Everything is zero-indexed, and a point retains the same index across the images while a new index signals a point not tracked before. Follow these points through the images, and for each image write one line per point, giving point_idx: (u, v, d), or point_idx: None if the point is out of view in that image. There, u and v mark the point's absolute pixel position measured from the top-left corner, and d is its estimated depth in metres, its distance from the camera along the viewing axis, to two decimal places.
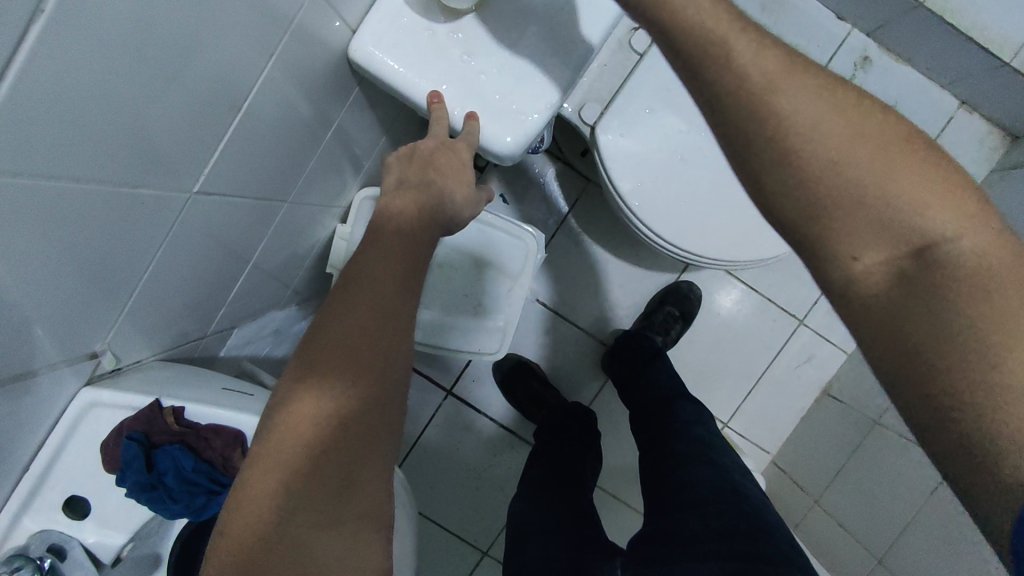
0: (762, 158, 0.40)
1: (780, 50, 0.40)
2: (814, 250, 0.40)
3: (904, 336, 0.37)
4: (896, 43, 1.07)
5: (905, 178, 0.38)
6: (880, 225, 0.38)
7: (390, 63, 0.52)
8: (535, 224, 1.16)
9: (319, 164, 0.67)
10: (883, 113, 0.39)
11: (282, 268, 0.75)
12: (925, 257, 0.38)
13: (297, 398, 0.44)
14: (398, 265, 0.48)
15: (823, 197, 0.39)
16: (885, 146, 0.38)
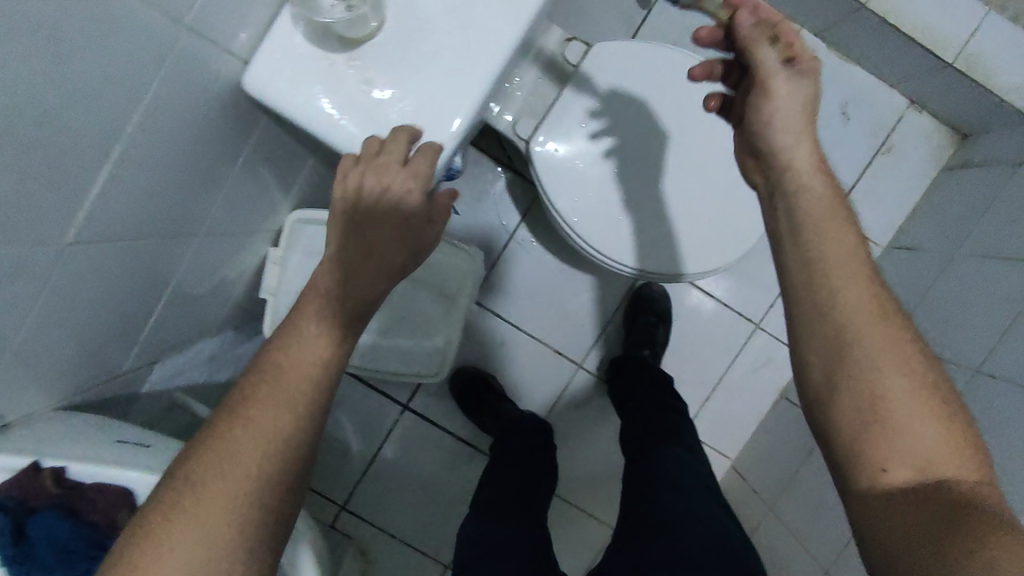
0: (815, 341, 0.49)
1: (876, 291, 0.49)
2: (847, 454, 0.46)
3: (902, 523, 0.41)
4: (843, 44, 1.05)
5: (924, 412, 0.45)
6: (906, 444, 0.44)
7: (285, 94, 0.50)
8: (489, 235, 1.13)
9: (232, 193, 0.64)
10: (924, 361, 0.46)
11: (200, 298, 0.72)
12: (941, 482, 0.42)
13: (197, 465, 0.44)
14: (309, 333, 0.49)
15: (855, 398, 0.46)
16: (906, 372, 0.46)
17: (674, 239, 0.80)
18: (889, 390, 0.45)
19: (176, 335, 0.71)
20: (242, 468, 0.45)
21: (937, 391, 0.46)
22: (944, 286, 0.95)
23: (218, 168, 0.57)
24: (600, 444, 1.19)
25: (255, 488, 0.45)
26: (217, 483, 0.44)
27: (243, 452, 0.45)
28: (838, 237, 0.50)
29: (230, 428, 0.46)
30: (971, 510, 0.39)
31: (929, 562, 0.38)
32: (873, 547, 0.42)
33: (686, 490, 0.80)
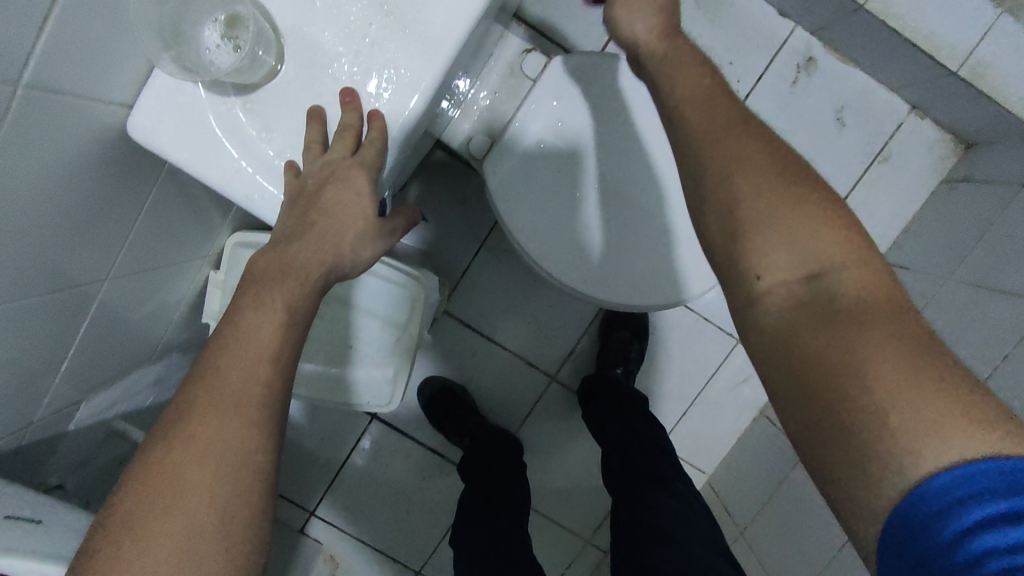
0: (678, 164, 0.45)
1: (722, 95, 0.45)
2: (729, 261, 0.42)
3: (794, 350, 0.38)
4: (840, 43, 0.97)
5: (784, 204, 0.40)
6: (781, 246, 0.39)
7: (174, 144, 0.48)
8: (458, 243, 1.07)
9: (148, 226, 0.60)
10: (788, 164, 0.42)
11: (130, 328, 0.69)
12: (814, 287, 0.38)
13: (128, 528, 0.41)
14: (240, 358, 0.46)
15: (720, 213, 0.42)
16: (773, 177, 0.41)
17: (645, 268, 0.76)
18: (749, 208, 0.40)
19: (104, 369, 0.68)
20: (185, 517, 0.42)
21: (807, 183, 0.40)
22: (932, 313, 0.89)
23: (126, 211, 0.55)
24: (572, 456, 1.17)
25: (206, 535, 0.42)
26: (158, 541, 0.41)
27: (183, 501, 0.42)
28: (690, 73, 0.46)
29: (159, 481, 0.42)
30: (864, 336, 0.35)
31: (832, 409, 0.35)
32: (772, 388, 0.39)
33: (686, 541, 0.74)
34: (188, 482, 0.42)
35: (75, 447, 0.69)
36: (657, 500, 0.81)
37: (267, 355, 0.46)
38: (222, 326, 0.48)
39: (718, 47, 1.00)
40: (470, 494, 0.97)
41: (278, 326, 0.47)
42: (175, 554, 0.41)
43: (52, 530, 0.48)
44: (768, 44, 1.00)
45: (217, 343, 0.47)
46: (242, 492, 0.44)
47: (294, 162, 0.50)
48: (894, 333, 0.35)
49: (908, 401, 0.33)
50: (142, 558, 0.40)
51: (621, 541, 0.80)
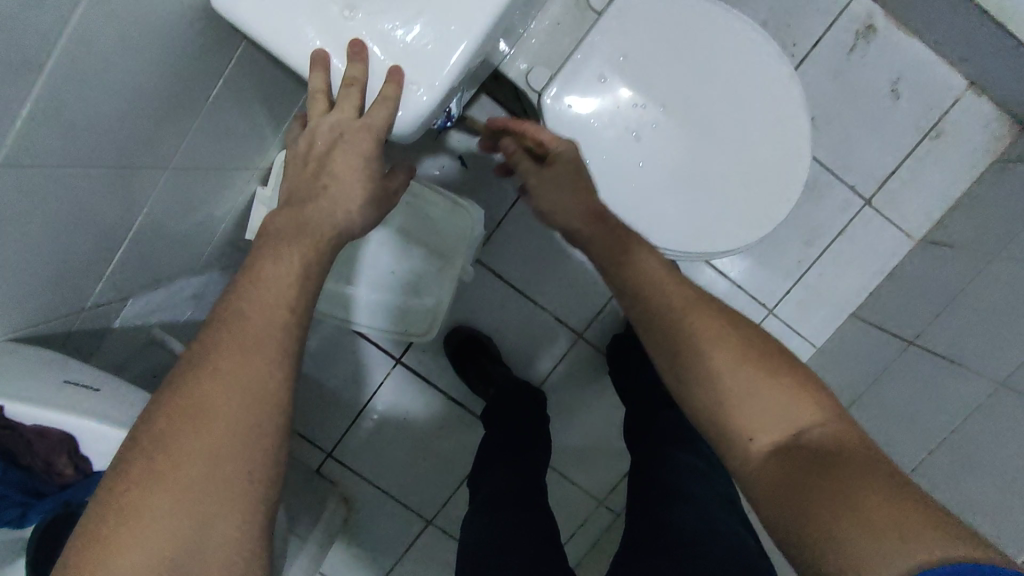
0: (664, 350, 0.56)
1: (695, 289, 0.58)
2: (723, 430, 0.52)
3: (793, 492, 0.47)
4: (905, 11, 0.94)
5: (765, 376, 0.52)
6: (765, 415, 0.51)
7: (258, 16, 0.48)
8: (497, 191, 1.06)
9: (209, 123, 0.60)
10: (757, 340, 0.54)
11: (181, 234, 0.69)
12: (799, 441, 0.49)
13: (154, 446, 0.41)
14: (266, 296, 0.46)
15: (706, 388, 0.53)
16: (752, 356, 0.53)
17: (697, 214, 0.74)
18: (732, 383, 0.52)
19: (152, 271, 0.68)
20: (209, 442, 0.42)
21: (781, 363, 0.53)
22: (978, 290, 0.88)
23: (193, 99, 0.55)
24: (594, 417, 1.17)
25: (225, 464, 0.42)
26: (180, 462, 0.41)
27: (206, 426, 0.42)
28: (654, 253, 0.60)
29: (183, 406, 0.42)
30: (841, 471, 0.45)
31: (819, 530, 0.44)
32: (775, 524, 0.47)
33: (704, 502, 0.72)
34: (211, 411, 0.42)
35: (118, 346, 0.69)
36: (672, 458, 0.80)
37: (287, 301, 0.46)
38: (264, 225, 0.50)
39: (777, 8, 0.99)
40: (490, 441, 0.97)
41: (307, 255, 0.48)
42: (198, 477, 0.41)
43: (109, 398, 0.51)
44: (828, 8, 0.98)
45: (271, 230, 0.49)
46: (264, 426, 0.43)
47: (360, 40, 0.49)
48: (854, 464, 0.46)
49: (891, 516, 0.42)
50: (170, 478, 0.41)
51: (637, 494, 0.79)
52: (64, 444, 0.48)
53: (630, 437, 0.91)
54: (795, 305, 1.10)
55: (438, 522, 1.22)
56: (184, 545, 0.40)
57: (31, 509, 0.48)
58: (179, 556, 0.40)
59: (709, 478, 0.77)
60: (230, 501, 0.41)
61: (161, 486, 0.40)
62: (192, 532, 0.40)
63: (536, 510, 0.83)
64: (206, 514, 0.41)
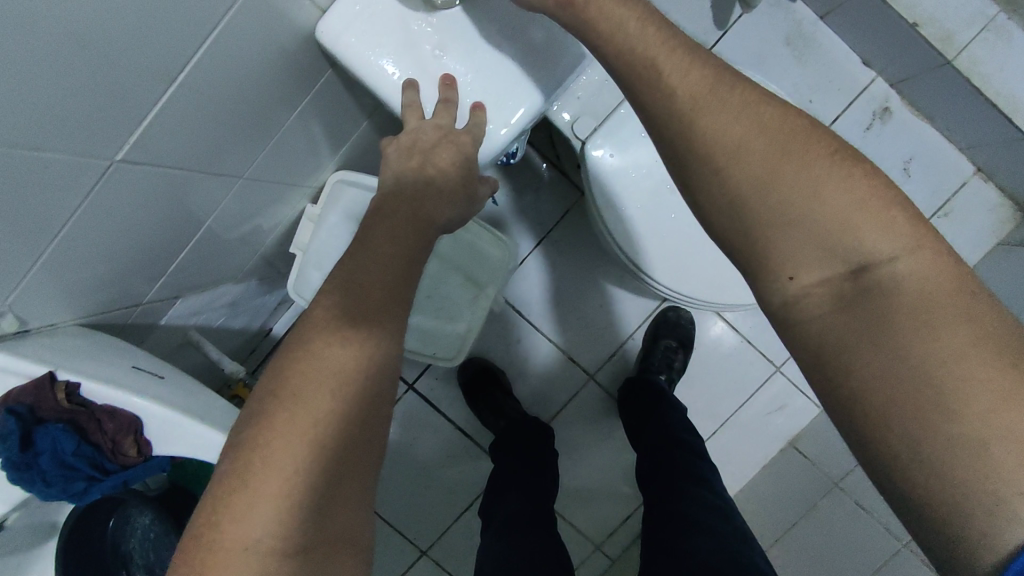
0: (679, 153, 0.43)
1: (711, 72, 0.44)
2: (756, 264, 0.42)
3: (857, 371, 0.37)
4: (919, 98, 1.01)
5: (842, 186, 0.39)
6: (816, 243, 0.39)
7: (357, 51, 0.53)
8: (525, 229, 1.11)
9: (283, 141, 0.65)
10: (823, 137, 0.41)
11: (236, 241, 0.73)
12: (863, 280, 0.38)
13: (288, 402, 0.44)
14: (370, 273, 0.50)
15: (741, 208, 0.41)
16: (822, 165, 0.40)
17: (713, 267, 0.81)
18: (793, 198, 0.40)
19: (203, 275, 0.71)
20: (336, 404, 0.45)
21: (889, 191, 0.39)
22: None
23: (276, 117, 0.59)
24: (598, 459, 1.18)
25: (336, 431, 0.45)
26: (297, 427, 0.43)
27: (333, 389, 0.45)
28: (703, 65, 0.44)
29: (297, 376, 0.45)
30: (932, 344, 0.35)
31: (899, 407, 0.35)
32: (831, 400, 0.38)
33: (723, 534, 0.75)
34: (323, 378, 0.45)
35: (161, 344, 0.71)
36: (685, 490, 0.83)
37: (400, 279, 0.51)
38: (375, 205, 0.55)
39: (800, 84, 1.06)
40: (501, 473, 0.99)
41: (410, 232, 0.53)
42: (315, 438, 0.44)
43: (169, 386, 0.55)
44: (848, 88, 1.05)
45: (385, 209, 0.54)
46: (368, 389, 0.47)
47: (451, 75, 0.54)
48: (948, 320, 0.35)
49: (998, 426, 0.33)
50: (302, 433, 0.43)
51: (654, 534, 0.81)
52: (132, 424, 0.51)
53: (642, 480, 0.93)
54: None
55: (433, 553, 1.21)
56: (313, 499, 0.43)
57: (94, 485, 0.49)
58: (309, 508, 0.43)
59: (726, 512, 0.80)
60: (348, 460, 0.45)
61: (293, 441, 0.43)
62: (321, 488, 0.43)
63: (552, 541, 0.85)
64: (331, 473, 0.44)
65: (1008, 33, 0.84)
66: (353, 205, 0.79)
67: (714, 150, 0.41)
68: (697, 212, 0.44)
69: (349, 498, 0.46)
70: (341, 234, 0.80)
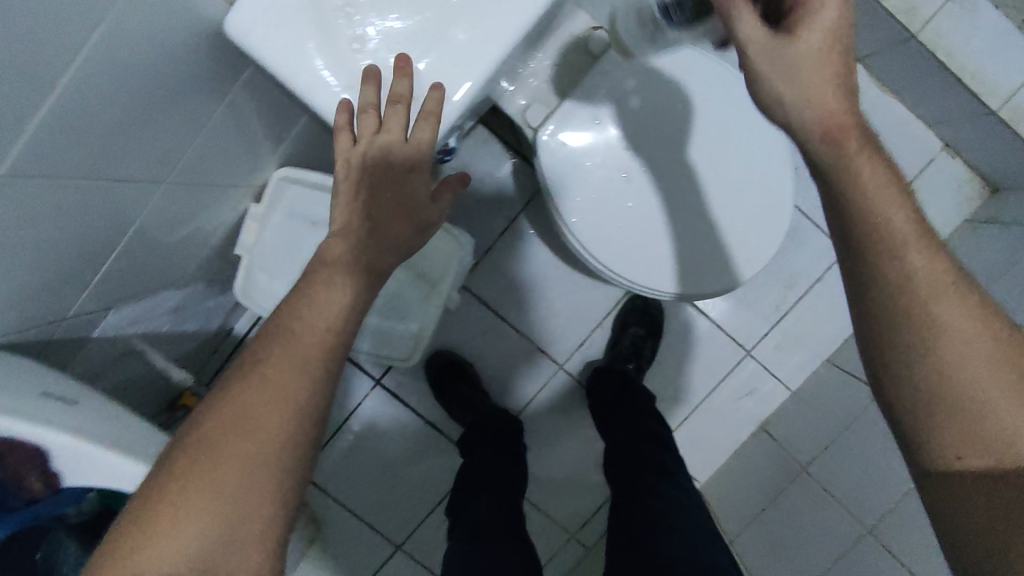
0: (862, 298, 0.47)
1: (879, 172, 0.47)
2: (914, 439, 0.46)
3: (992, 537, 0.42)
4: (885, 73, 0.99)
5: (1011, 384, 0.43)
6: (977, 429, 0.44)
7: (268, 47, 0.50)
8: (487, 219, 1.08)
9: (210, 139, 0.61)
10: (1000, 328, 0.45)
11: (172, 245, 0.69)
12: (1022, 476, 0.43)
13: (199, 447, 0.46)
14: (292, 336, 0.49)
15: (923, 380, 0.45)
16: (996, 357, 0.44)
17: (701, 257, 0.76)
18: (972, 382, 0.44)
19: (139, 282, 0.67)
20: (245, 453, 0.46)
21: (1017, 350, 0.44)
22: None
23: (194, 115, 0.55)
24: (570, 448, 1.17)
25: (242, 479, 0.46)
26: (205, 471, 0.45)
27: (246, 436, 0.46)
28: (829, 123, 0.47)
29: (204, 435, 0.47)
30: None
31: None
32: (948, 536, 0.44)
33: (692, 535, 0.74)
34: (227, 441, 0.46)
35: (97, 355, 0.68)
36: (652, 489, 0.82)
37: (333, 327, 0.51)
38: (324, 242, 0.54)
39: None
40: (466, 471, 0.96)
41: (342, 296, 0.51)
42: (209, 503, 0.45)
43: (83, 411, 0.53)
44: None
45: (333, 249, 0.52)
46: (275, 453, 0.47)
47: (376, 66, 0.51)
48: None
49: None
50: (207, 476, 0.45)
51: (620, 529, 0.79)
52: (36, 461, 0.51)
53: (608, 470, 0.91)
54: (775, 348, 1.12)
55: (407, 547, 1.20)
56: (205, 542, 0.44)
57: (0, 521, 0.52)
58: (206, 555, 0.44)
59: (695, 512, 0.78)
60: (253, 511, 0.46)
61: (198, 484, 0.45)
62: (223, 535, 0.45)
63: (521, 546, 0.83)
64: (236, 519, 0.45)
65: (973, 4, 0.82)
66: (296, 202, 0.75)
67: (874, 262, 0.46)
68: (870, 366, 0.48)
69: (250, 552, 0.46)
70: (286, 234, 0.76)
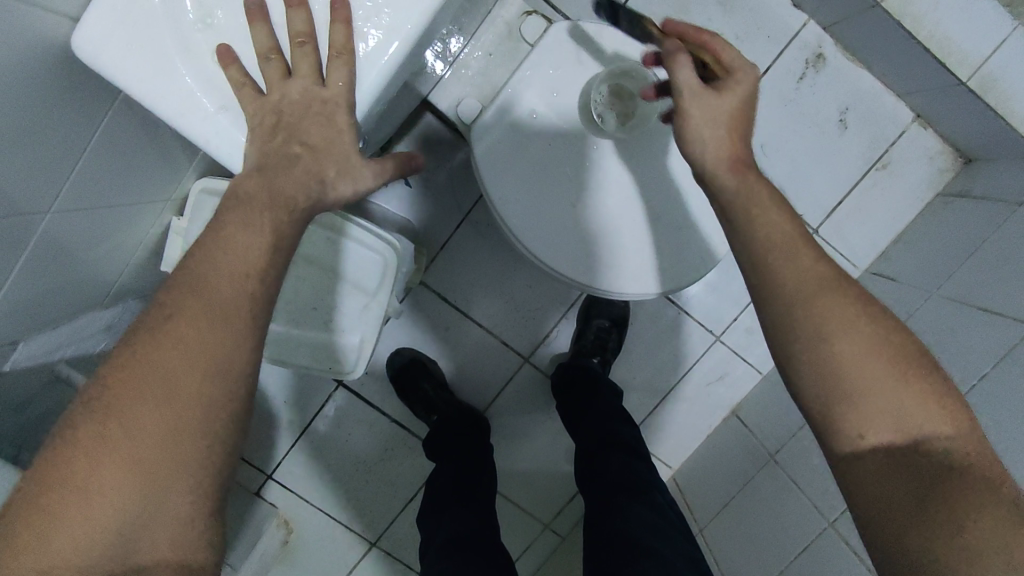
0: (764, 293, 0.50)
1: (766, 187, 0.54)
2: (825, 421, 0.47)
3: (899, 516, 0.43)
4: (852, 42, 0.93)
5: (895, 370, 0.46)
6: (882, 410, 0.45)
7: (125, 71, 0.47)
8: (441, 212, 1.03)
9: (101, 156, 0.56)
10: (879, 311, 0.48)
11: (83, 268, 0.65)
12: (919, 448, 0.45)
13: (110, 412, 0.41)
14: (210, 289, 0.45)
15: (822, 369, 0.47)
16: (879, 338, 0.47)
17: (656, 255, 0.73)
18: (860, 371, 0.46)
19: (50, 310, 0.63)
20: (166, 417, 0.42)
21: (898, 338, 0.47)
22: (915, 325, 0.89)
23: (65, 136, 0.51)
24: (541, 439, 1.15)
25: (167, 447, 0.42)
26: (120, 440, 0.41)
27: (165, 398, 0.42)
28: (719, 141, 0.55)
29: (115, 398, 0.41)
30: (978, 508, 0.42)
31: (948, 555, 0.41)
32: (859, 512, 0.46)
33: (672, 562, 0.68)
34: (143, 403, 0.41)
35: (15, 389, 0.64)
36: (620, 507, 0.77)
37: (255, 276, 0.47)
38: (230, 191, 0.50)
39: (727, 34, 0.96)
40: (438, 480, 0.92)
41: (266, 247, 0.48)
42: (131, 474, 0.40)
43: None
44: (779, 35, 0.96)
45: (241, 193, 0.49)
46: (201, 416, 0.43)
47: (228, 46, 0.49)
48: (987, 491, 0.42)
49: (1002, 543, 0.40)
50: (122, 443, 0.41)
51: (596, 554, 0.74)
52: None
53: (580, 485, 0.87)
54: (745, 333, 1.09)
55: (382, 544, 1.19)
56: (126, 515, 0.40)
57: None
58: (133, 526, 0.40)
59: (670, 533, 0.73)
60: (181, 478, 0.42)
61: (113, 451, 0.40)
62: (150, 504, 0.41)
63: (491, 555, 0.78)
64: (157, 490, 0.41)
65: None
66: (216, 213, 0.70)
67: (774, 264, 0.50)
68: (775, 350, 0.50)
69: (184, 522, 0.42)
70: None
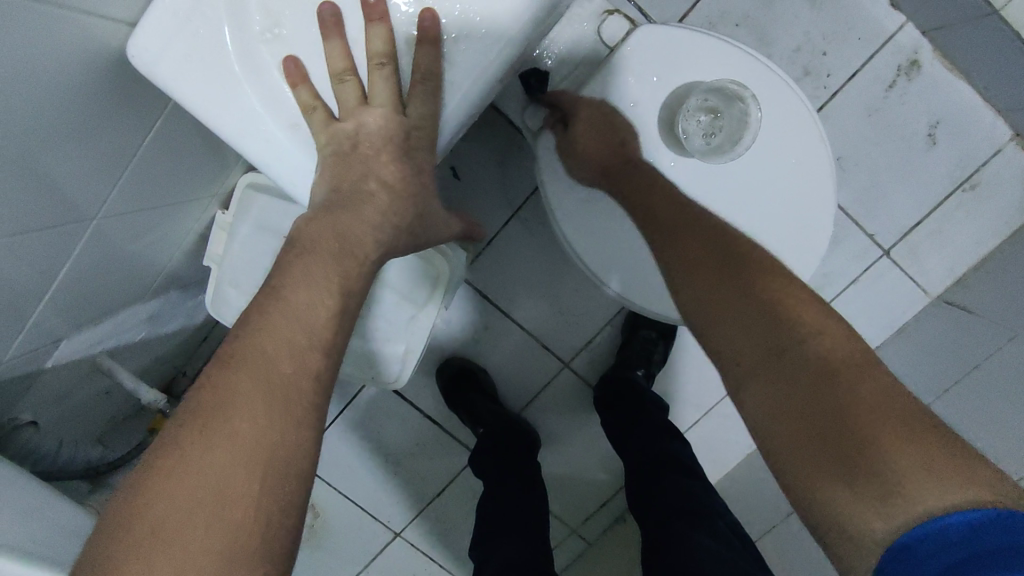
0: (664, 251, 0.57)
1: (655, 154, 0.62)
2: (713, 351, 0.50)
3: (784, 424, 0.44)
4: (953, 50, 0.84)
5: (757, 288, 0.50)
6: (756, 317, 0.48)
7: (185, 85, 0.44)
8: (489, 211, 0.98)
9: (151, 154, 0.53)
10: (747, 254, 0.53)
11: (129, 264, 0.62)
12: (796, 352, 0.45)
13: (168, 500, 0.38)
14: (270, 364, 0.43)
15: (703, 305, 0.52)
16: (738, 272, 0.52)
17: None
18: (726, 295, 0.51)
19: (95, 305, 0.61)
20: (227, 506, 0.39)
21: (778, 275, 0.51)
22: (996, 365, 0.84)
23: (112, 137, 0.47)
24: (576, 446, 1.13)
25: (227, 537, 0.38)
26: (179, 533, 0.37)
27: (227, 487, 0.39)
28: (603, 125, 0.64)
29: (171, 491, 0.38)
30: (849, 395, 0.42)
31: (831, 454, 0.41)
32: (761, 439, 0.46)
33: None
34: (204, 486, 0.39)
35: (56, 384, 0.62)
36: (682, 530, 0.71)
37: (318, 349, 0.45)
38: (296, 233, 0.49)
39: (814, 33, 0.87)
40: (489, 499, 0.90)
41: (330, 315, 0.47)
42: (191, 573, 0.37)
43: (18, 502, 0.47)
44: (871, 37, 0.87)
45: (306, 240, 0.48)
46: (263, 498, 0.40)
47: (295, 59, 0.46)
48: (859, 382, 0.42)
49: (880, 439, 0.40)
50: (184, 538, 0.37)
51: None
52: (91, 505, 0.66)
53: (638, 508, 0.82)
54: None
55: (408, 534, 1.19)
56: None
57: None
58: None
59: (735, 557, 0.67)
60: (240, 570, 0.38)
61: (172, 547, 0.37)
62: None
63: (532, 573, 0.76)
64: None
65: None
66: (262, 212, 0.67)
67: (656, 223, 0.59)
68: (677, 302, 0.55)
69: None
70: (253, 247, 0.68)
